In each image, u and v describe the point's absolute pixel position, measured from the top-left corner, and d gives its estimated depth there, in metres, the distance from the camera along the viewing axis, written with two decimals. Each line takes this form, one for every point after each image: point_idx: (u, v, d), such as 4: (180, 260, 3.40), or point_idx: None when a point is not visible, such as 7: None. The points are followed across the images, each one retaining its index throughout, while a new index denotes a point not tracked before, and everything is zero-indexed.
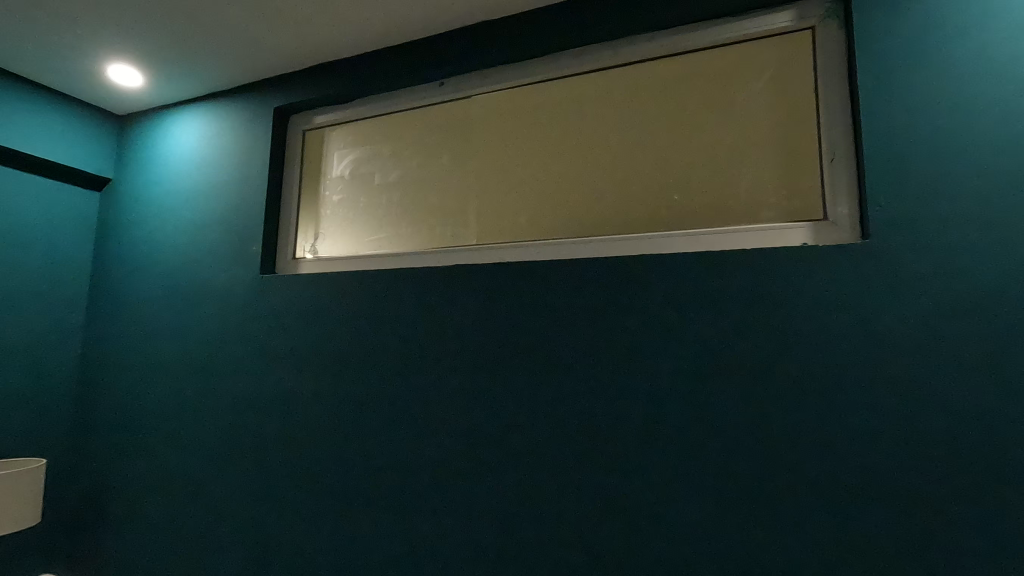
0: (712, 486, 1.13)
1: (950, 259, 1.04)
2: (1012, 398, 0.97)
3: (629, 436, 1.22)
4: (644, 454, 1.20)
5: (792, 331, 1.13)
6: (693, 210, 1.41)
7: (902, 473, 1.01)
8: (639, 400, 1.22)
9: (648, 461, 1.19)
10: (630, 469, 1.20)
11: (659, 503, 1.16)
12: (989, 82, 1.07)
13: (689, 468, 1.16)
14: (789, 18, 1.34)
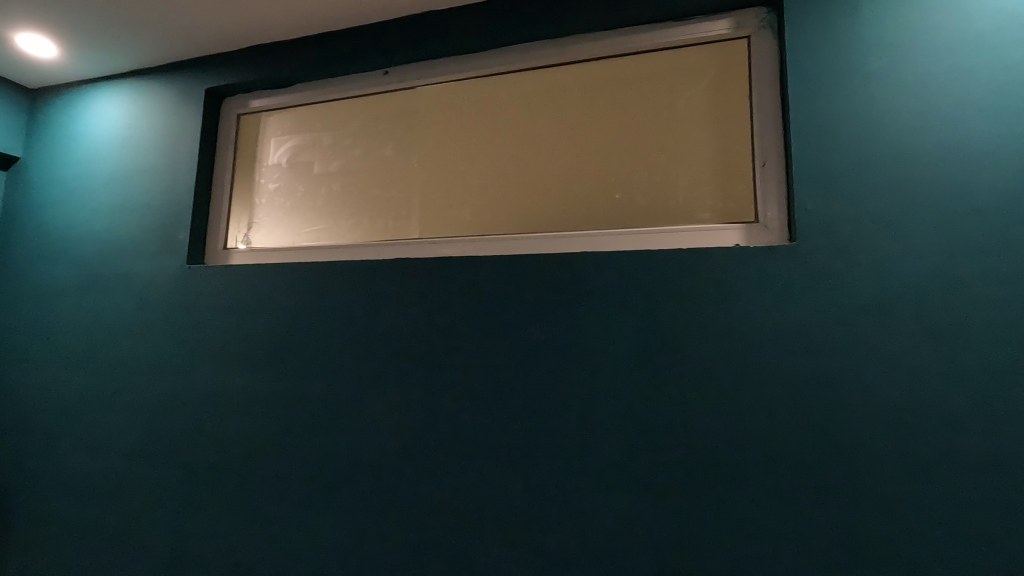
0: (623, 513, 1.06)
1: (869, 282, 1.00)
2: (920, 431, 0.94)
3: (540, 456, 1.13)
4: (555, 476, 1.11)
5: (707, 353, 1.07)
6: (630, 213, 1.27)
7: (811, 505, 0.97)
8: (543, 423, 1.13)
9: (552, 491, 1.11)
10: (540, 491, 1.11)
11: (563, 532, 1.09)
12: (919, 112, 1.03)
13: (601, 495, 1.07)
14: (726, 26, 1.23)
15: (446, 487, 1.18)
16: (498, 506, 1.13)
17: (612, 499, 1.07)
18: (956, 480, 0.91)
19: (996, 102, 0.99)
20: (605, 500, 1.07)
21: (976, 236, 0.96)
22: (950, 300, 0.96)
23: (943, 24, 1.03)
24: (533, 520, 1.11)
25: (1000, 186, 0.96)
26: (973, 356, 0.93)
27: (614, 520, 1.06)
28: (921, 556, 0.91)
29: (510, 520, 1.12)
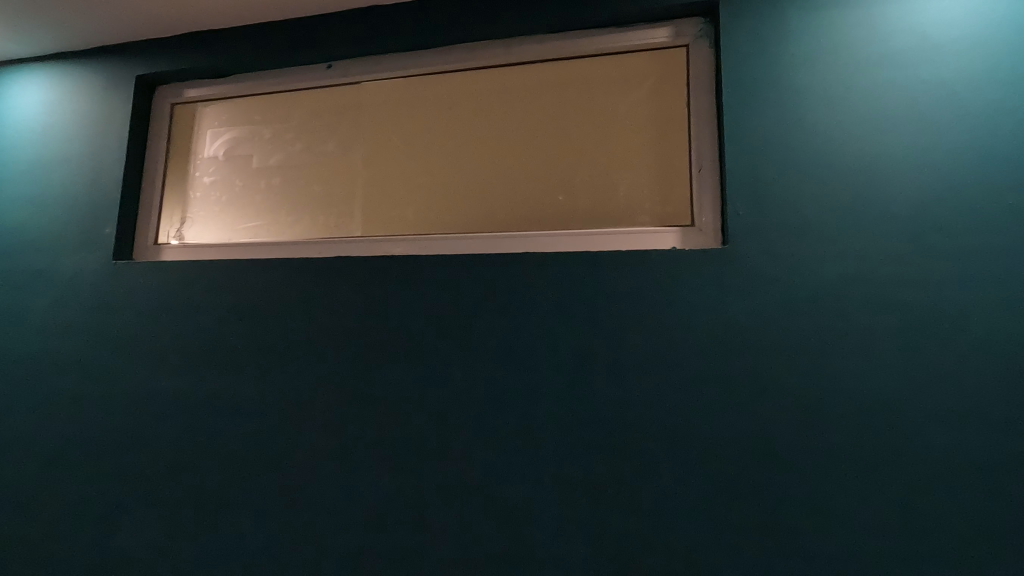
0: (559, 510, 1.07)
1: (793, 285, 1.05)
2: (836, 425, 0.99)
3: (480, 456, 1.12)
4: (494, 475, 1.11)
5: (642, 353, 1.09)
6: (572, 214, 1.29)
7: (737, 499, 1.00)
8: (483, 422, 1.13)
9: (490, 491, 1.10)
10: (478, 490, 1.11)
11: (500, 531, 1.08)
12: (842, 124, 1.08)
13: (539, 493, 1.08)
14: (666, 34, 1.27)
15: (384, 490, 1.16)
16: (436, 506, 1.12)
17: (550, 498, 1.07)
18: (868, 470, 0.97)
19: (912, 116, 1.05)
20: (542, 498, 1.08)
21: (889, 241, 1.02)
22: (866, 302, 1.01)
23: (864, 42, 1.10)
24: (472, 521, 1.10)
25: (916, 195, 1.03)
26: (885, 355, 0.99)
27: (552, 520, 1.07)
28: (838, 546, 0.95)
29: (448, 522, 1.11)
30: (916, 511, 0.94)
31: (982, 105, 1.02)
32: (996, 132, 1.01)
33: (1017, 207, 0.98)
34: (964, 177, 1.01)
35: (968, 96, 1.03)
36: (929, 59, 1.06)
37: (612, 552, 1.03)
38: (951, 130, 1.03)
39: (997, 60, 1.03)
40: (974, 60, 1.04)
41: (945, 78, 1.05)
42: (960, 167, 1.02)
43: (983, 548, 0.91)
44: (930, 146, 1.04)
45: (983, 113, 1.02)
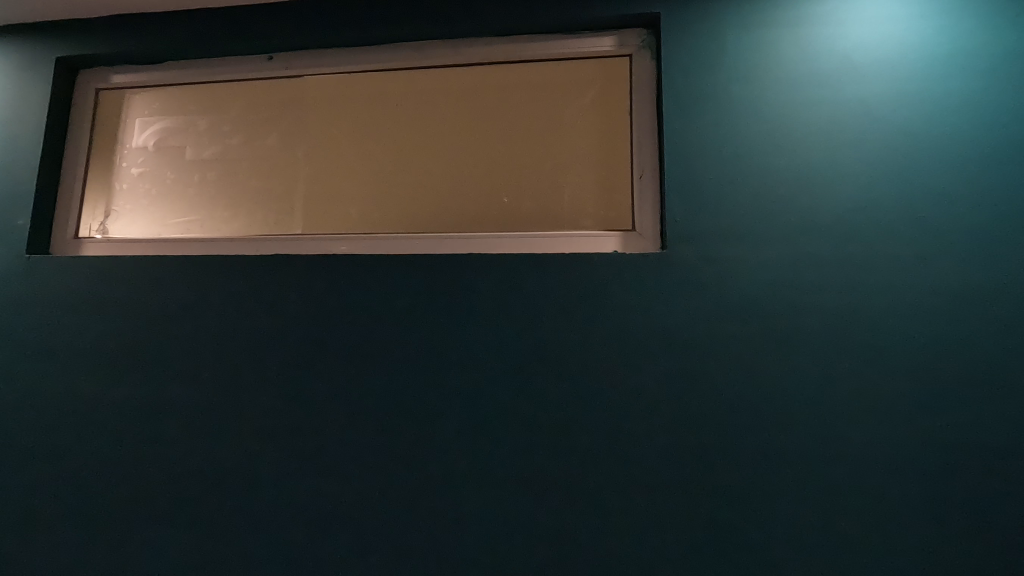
0: (500, 509, 1.07)
1: (726, 288, 1.09)
2: (764, 421, 1.04)
3: (421, 456, 1.11)
4: (435, 474, 1.10)
5: (583, 353, 1.11)
6: (518, 216, 1.30)
7: (671, 493, 1.03)
8: (426, 422, 1.13)
9: (431, 491, 1.10)
10: (419, 490, 1.10)
11: (440, 532, 1.08)
12: (773, 136, 1.14)
13: (480, 491, 1.08)
14: (610, 43, 1.30)
15: (323, 495, 1.13)
16: (377, 511, 1.11)
17: (491, 498, 1.08)
18: (790, 464, 1.02)
19: (834, 132, 1.13)
20: (483, 497, 1.08)
21: (814, 248, 1.09)
22: (792, 305, 1.07)
23: (794, 60, 1.16)
24: (412, 523, 1.09)
25: (838, 206, 1.10)
26: (807, 354, 1.05)
27: (492, 522, 1.07)
28: (765, 539, 1.00)
29: (389, 524, 1.10)
30: (835, 504, 1.00)
31: (894, 124, 1.11)
32: (906, 149, 1.10)
33: (925, 219, 1.07)
34: (881, 189, 1.09)
35: (882, 115, 1.12)
36: (852, 79, 1.14)
37: (551, 547, 1.04)
38: (868, 146, 1.11)
39: (907, 83, 1.12)
40: (892, 83, 1.13)
41: (864, 97, 1.13)
42: (878, 180, 1.09)
43: (891, 534, 0.98)
44: (849, 160, 1.11)
45: (896, 131, 1.11)
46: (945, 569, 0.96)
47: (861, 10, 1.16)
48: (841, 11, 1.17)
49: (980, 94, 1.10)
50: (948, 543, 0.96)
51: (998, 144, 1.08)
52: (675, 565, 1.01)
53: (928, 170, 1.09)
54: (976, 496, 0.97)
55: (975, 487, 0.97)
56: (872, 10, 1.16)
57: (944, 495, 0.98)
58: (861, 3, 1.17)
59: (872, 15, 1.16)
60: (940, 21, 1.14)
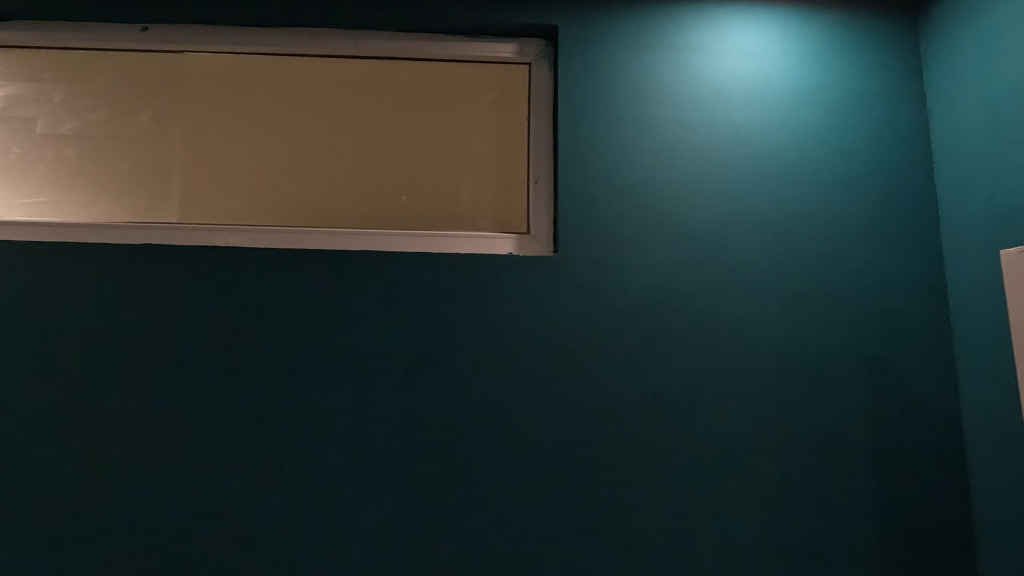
0: (390, 503, 1.07)
1: (612, 290, 1.16)
2: (641, 413, 1.12)
3: (308, 454, 1.08)
4: (323, 472, 1.07)
5: (477, 351, 1.13)
6: (414, 214, 1.32)
7: (556, 481, 1.08)
8: (313, 421, 1.09)
9: (317, 490, 1.07)
10: (304, 489, 1.06)
11: (326, 531, 1.05)
12: (655, 151, 1.23)
13: (369, 487, 1.07)
14: (510, 50, 1.33)
15: (195, 505, 1.05)
16: (256, 519, 1.05)
17: (381, 494, 1.07)
18: (663, 452, 1.10)
19: (708, 150, 1.24)
20: (373, 492, 1.07)
21: (688, 255, 1.19)
22: (668, 309, 1.16)
23: (675, 82, 1.26)
24: (296, 524, 1.05)
25: (710, 217, 1.21)
26: (681, 352, 1.14)
27: (382, 522, 1.06)
28: (641, 520, 1.08)
29: (271, 527, 1.05)
30: (701, 492, 1.09)
31: (758, 148, 1.24)
32: (768, 171, 1.23)
33: (780, 232, 1.21)
34: (745, 204, 1.22)
35: (749, 139, 1.25)
36: (723, 104, 1.26)
37: (440, 539, 1.06)
38: (736, 165, 1.23)
39: (769, 112, 1.26)
40: (756, 109, 1.26)
41: (734, 121, 1.25)
42: (743, 196, 1.22)
43: (746, 510, 1.09)
44: (720, 177, 1.23)
45: (759, 154, 1.24)
46: (789, 537, 1.09)
47: (734, 43, 1.29)
48: (717, 41, 1.29)
49: (827, 127, 1.26)
50: (792, 522, 1.09)
51: (839, 172, 1.24)
52: (559, 549, 1.06)
53: (784, 191, 1.23)
54: (815, 480, 1.11)
55: (812, 466, 1.11)
56: (743, 44, 1.29)
57: (790, 479, 1.11)
58: (732, 37, 1.29)
59: (743, 48, 1.29)
60: (797, 60, 1.29)
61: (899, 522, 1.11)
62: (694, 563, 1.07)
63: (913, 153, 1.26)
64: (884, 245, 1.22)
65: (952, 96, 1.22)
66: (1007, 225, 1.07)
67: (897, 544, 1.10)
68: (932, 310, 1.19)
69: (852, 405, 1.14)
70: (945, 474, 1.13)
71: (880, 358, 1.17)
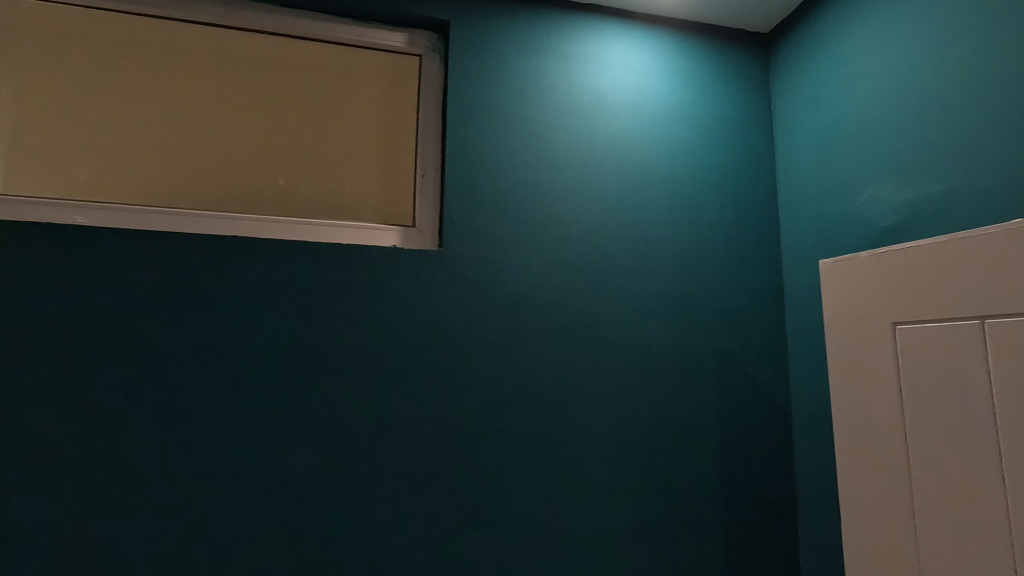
0: (258, 497, 1.03)
1: (494, 285, 1.20)
2: (519, 404, 1.16)
3: (166, 448, 1.01)
4: (183, 467, 1.01)
5: (355, 343, 1.11)
6: (292, 200, 1.26)
7: (433, 471, 1.10)
8: (173, 414, 1.02)
9: (176, 486, 1.00)
10: (161, 485, 1.00)
11: (185, 529, 0.99)
12: (539, 153, 1.28)
13: (236, 481, 1.02)
14: (401, 40, 1.31)
15: (26, 506, 0.95)
16: (103, 519, 0.97)
17: (248, 489, 1.03)
18: (538, 441, 1.16)
19: (588, 156, 1.31)
20: (239, 488, 1.02)
21: (566, 254, 1.25)
22: (545, 305, 1.21)
23: (560, 88, 1.32)
24: (151, 522, 0.98)
25: (587, 220, 1.28)
26: (557, 346, 1.20)
27: (248, 517, 1.02)
28: (513, 506, 1.13)
29: (120, 527, 0.97)
30: (570, 478, 1.16)
31: (632, 158, 1.34)
32: (640, 179, 1.33)
33: (649, 237, 1.31)
34: (619, 209, 1.30)
35: (624, 148, 1.34)
36: (604, 113, 1.34)
37: (311, 533, 1.04)
38: (613, 172, 1.32)
39: (643, 125, 1.36)
40: (632, 122, 1.35)
41: (612, 130, 1.34)
42: (617, 201, 1.31)
43: (610, 492, 1.18)
44: (597, 182, 1.30)
45: (633, 164, 1.33)
46: (645, 515, 1.19)
47: (615, 57, 1.38)
48: (600, 54, 1.37)
49: (692, 143, 1.39)
50: (648, 502, 1.20)
51: (701, 185, 1.38)
52: (434, 538, 1.08)
53: (653, 198, 1.33)
54: (669, 464, 1.22)
55: (669, 450, 1.23)
56: (623, 59, 1.38)
57: (648, 464, 1.21)
58: (614, 51, 1.38)
59: (624, 64, 1.38)
60: (668, 79, 1.41)
61: (737, 498, 1.25)
62: (560, 545, 1.14)
63: (761, 173, 1.43)
64: (735, 251, 1.36)
65: (792, 125, 1.40)
66: (830, 238, 1.24)
67: (734, 518, 1.24)
68: (771, 311, 1.36)
69: (704, 394, 1.27)
70: (775, 455, 1.29)
71: (727, 353, 1.31)
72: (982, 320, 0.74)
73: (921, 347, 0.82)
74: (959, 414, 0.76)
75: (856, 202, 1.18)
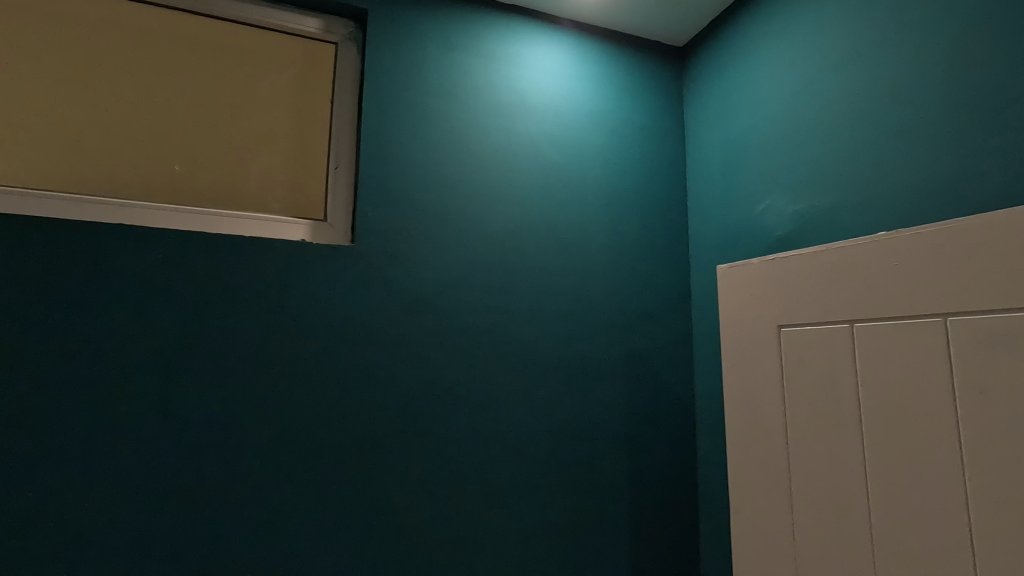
0: (140, 507, 0.94)
1: (407, 283, 1.17)
2: (428, 404, 1.14)
3: (31, 455, 0.90)
4: (50, 475, 0.91)
5: (255, 342, 1.05)
6: (191, 188, 1.17)
7: (336, 475, 1.06)
8: (40, 417, 0.92)
9: (41, 497, 0.90)
10: (24, 496, 0.89)
11: (51, 544, 0.89)
12: (457, 151, 1.27)
13: (114, 490, 0.93)
14: (315, 26, 1.27)
15: None
16: None
17: (128, 497, 0.94)
18: (448, 440, 1.15)
19: (507, 156, 1.31)
20: (118, 496, 0.93)
21: (482, 253, 1.24)
22: (459, 304, 1.20)
23: (481, 87, 1.32)
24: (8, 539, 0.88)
25: (504, 220, 1.28)
26: (469, 346, 1.20)
27: (128, 528, 0.93)
28: (422, 508, 1.11)
29: None
30: (480, 479, 1.16)
31: (550, 161, 1.35)
32: (558, 182, 1.35)
33: (565, 238, 1.33)
34: (536, 210, 1.31)
35: (544, 151, 1.35)
36: (523, 115, 1.35)
37: (200, 543, 0.96)
38: (531, 174, 1.33)
39: (563, 128, 1.38)
40: (551, 124, 1.37)
41: (531, 132, 1.35)
42: (534, 202, 1.32)
43: (519, 491, 1.19)
44: (515, 183, 1.31)
45: (551, 167, 1.35)
46: (552, 513, 1.20)
47: (538, 60, 1.39)
48: (522, 56, 1.38)
49: (609, 148, 1.43)
50: (556, 500, 1.21)
51: (616, 189, 1.41)
52: (336, 543, 1.04)
53: (570, 201, 1.35)
54: (578, 461, 1.24)
55: (578, 448, 1.25)
56: (545, 62, 1.40)
57: (557, 462, 1.23)
58: (536, 55, 1.39)
59: (545, 68, 1.39)
60: (589, 86, 1.44)
61: (643, 494, 1.29)
62: (468, 545, 1.13)
63: (672, 181, 1.49)
64: (646, 254, 1.41)
65: (701, 137, 1.46)
66: (731, 245, 1.31)
67: (639, 515, 1.28)
68: (678, 313, 1.42)
69: (614, 393, 1.31)
70: (678, 452, 1.35)
71: (637, 353, 1.35)
72: (851, 324, 0.81)
73: (801, 349, 0.88)
74: (832, 411, 0.82)
75: (754, 212, 1.26)
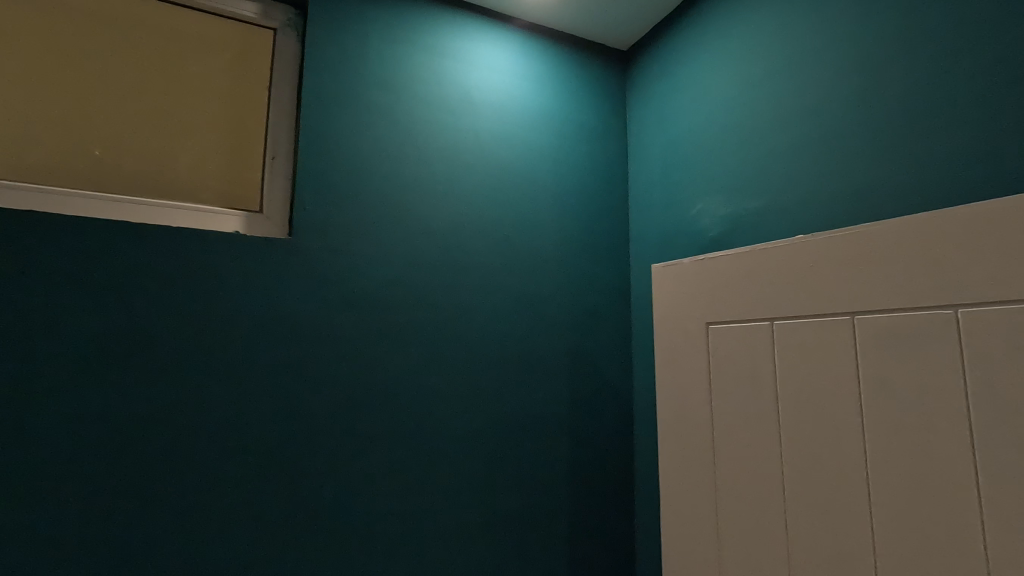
0: (51, 511, 0.88)
1: (347, 277, 1.15)
2: (366, 400, 1.13)
3: None
4: None
5: (182, 337, 1.00)
6: (114, 175, 1.11)
7: (269, 473, 1.03)
8: None
9: None
10: None
11: None
12: (402, 146, 1.25)
13: (20, 494, 0.87)
14: (252, 10, 1.24)
15: None
16: None
17: (38, 501, 0.88)
18: (386, 437, 1.13)
19: (452, 152, 1.31)
20: (26, 501, 0.87)
21: (424, 248, 1.24)
22: (400, 299, 1.19)
23: (426, 81, 1.31)
24: None
25: (447, 216, 1.28)
26: (410, 341, 1.19)
27: (36, 535, 0.87)
28: (359, 505, 1.09)
29: None
30: (419, 475, 1.15)
31: (495, 158, 1.36)
32: (503, 180, 1.36)
33: (509, 235, 1.34)
34: (480, 207, 1.32)
35: (490, 148, 1.36)
36: (469, 111, 1.35)
37: (119, 548, 0.91)
38: (476, 170, 1.33)
39: (508, 126, 1.39)
40: (497, 122, 1.38)
41: (477, 129, 1.35)
42: (479, 200, 1.32)
43: (458, 486, 1.19)
44: (460, 179, 1.31)
45: (496, 164, 1.36)
46: (491, 507, 1.21)
47: (485, 57, 1.39)
48: (469, 52, 1.38)
49: (554, 147, 1.45)
50: (495, 494, 1.22)
51: (559, 188, 1.43)
52: (267, 544, 1.01)
53: (514, 199, 1.36)
54: (517, 456, 1.26)
55: (518, 443, 1.26)
56: (492, 60, 1.40)
57: (497, 457, 1.24)
58: (483, 52, 1.40)
59: (491, 66, 1.40)
60: (535, 85, 1.45)
61: (581, 487, 1.32)
62: (406, 541, 1.12)
63: (614, 181, 1.52)
64: (588, 253, 1.44)
65: (642, 140, 1.51)
66: (669, 244, 1.36)
67: (577, 507, 1.31)
68: (618, 310, 1.45)
69: (554, 388, 1.33)
70: (616, 445, 1.38)
71: (577, 349, 1.38)
72: (772, 322, 0.85)
73: (728, 345, 0.92)
74: (755, 403, 0.86)
75: (690, 213, 1.31)
